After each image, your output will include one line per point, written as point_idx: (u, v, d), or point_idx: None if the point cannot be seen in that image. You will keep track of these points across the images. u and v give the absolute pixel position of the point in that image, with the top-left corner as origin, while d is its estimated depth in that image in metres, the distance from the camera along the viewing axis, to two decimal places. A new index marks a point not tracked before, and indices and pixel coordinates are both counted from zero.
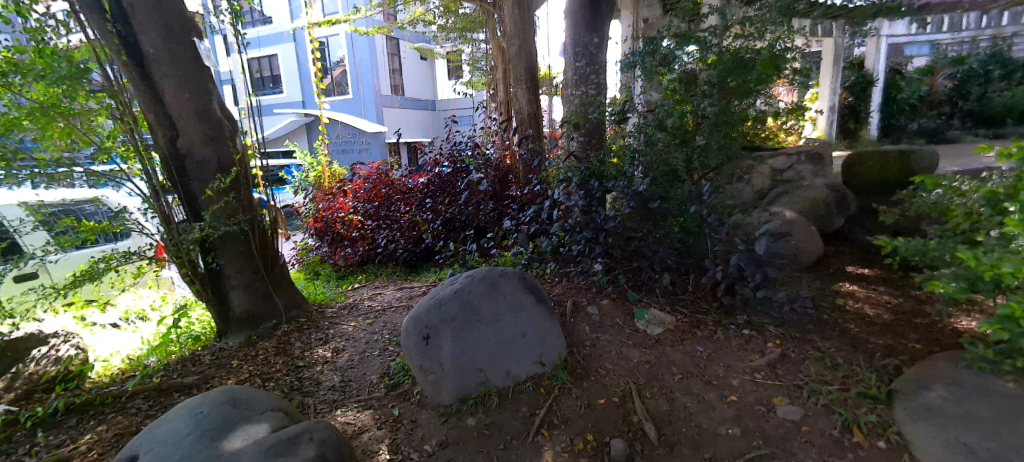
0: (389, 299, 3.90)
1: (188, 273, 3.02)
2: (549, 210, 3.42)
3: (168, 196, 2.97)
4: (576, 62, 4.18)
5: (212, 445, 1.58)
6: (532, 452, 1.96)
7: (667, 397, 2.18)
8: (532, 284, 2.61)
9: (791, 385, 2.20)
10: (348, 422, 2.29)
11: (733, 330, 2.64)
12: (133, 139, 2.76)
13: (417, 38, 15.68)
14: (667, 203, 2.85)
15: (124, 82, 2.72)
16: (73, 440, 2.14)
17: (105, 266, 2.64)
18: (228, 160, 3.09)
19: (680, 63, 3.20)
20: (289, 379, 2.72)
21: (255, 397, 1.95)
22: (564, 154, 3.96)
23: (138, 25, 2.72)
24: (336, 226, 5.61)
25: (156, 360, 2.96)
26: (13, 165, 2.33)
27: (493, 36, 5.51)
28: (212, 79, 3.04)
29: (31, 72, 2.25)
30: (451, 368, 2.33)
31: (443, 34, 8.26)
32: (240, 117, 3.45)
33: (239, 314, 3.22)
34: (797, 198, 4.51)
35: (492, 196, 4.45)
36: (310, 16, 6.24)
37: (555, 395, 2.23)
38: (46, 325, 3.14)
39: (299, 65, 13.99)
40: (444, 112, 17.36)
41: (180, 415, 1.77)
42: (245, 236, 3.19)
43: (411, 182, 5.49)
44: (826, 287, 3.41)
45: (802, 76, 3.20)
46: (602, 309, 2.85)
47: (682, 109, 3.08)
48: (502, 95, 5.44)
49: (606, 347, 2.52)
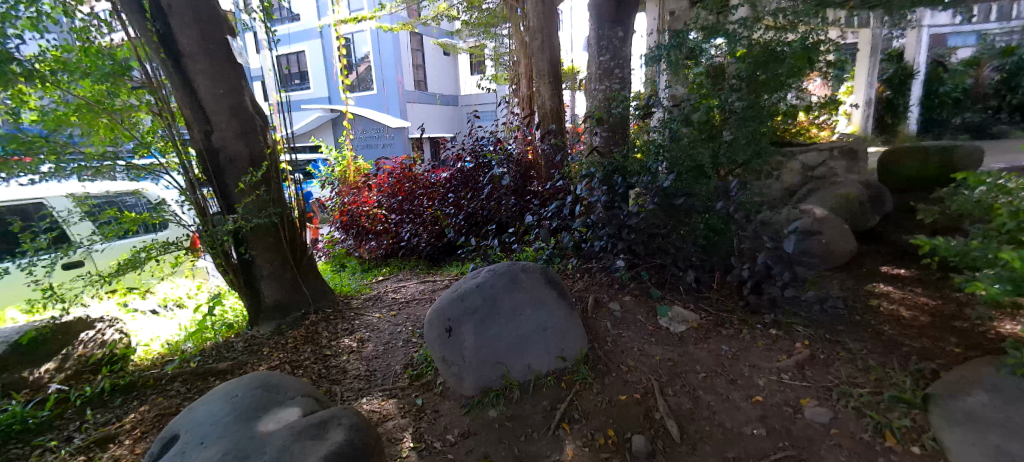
0: (412, 291, 3.97)
1: (222, 263, 3.14)
2: (572, 206, 3.45)
3: (203, 188, 3.10)
4: (599, 56, 4.13)
5: (247, 426, 1.66)
6: (552, 445, 1.98)
7: (690, 395, 2.16)
8: (554, 279, 2.61)
9: (819, 387, 2.15)
10: (373, 410, 2.35)
11: (760, 330, 2.59)
12: (170, 134, 2.91)
13: (440, 34, 15.76)
14: (691, 199, 2.82)
15: (162, 79, 2.87)
16: (119, 419, 2.28)
17: (147, 254, 2.78)
18: (260, 154, 3.19)
19: (708, 57, 3.13)
20: (318, 367, 2.80)
21: (286, 383, 2.01)
22: (587, 150, 3.95)
23: (175, 23, 2.82)
24: (361, 220, 5.72)
25: (193, 346, 3.11)
26: (62, 158, 2.49)
27: (516, 30, 5.49)
28: (244, 75, 3.13)
29: (78, 70, 2.42)
30: (473, 360, 2.36)
31: (468, 29, 8.30)
32: (271, 113, 3.57)
33: (270, 303, 3.32)
34: (830, 195, 4.36)
35: (514, 192, 4.52)
36: (337, 13, 6.36)
37: (576, 390, 2.24)
38: (92, 309, 3.34)
39: (325, 61, 14.32)
40: (467, 107, 17.41)
41: (217, 397, 1.86)
42: (276, 228, 3.29)
43: (434, 177, 5.54)
44: (858, 287, 3.29)
45: (836, 68, 3.09)
46: (625, 305, 2.84)
47: (709, 103, 3.00)
48: (525, 89, 5.41)
49: (628, 344, 2.52)
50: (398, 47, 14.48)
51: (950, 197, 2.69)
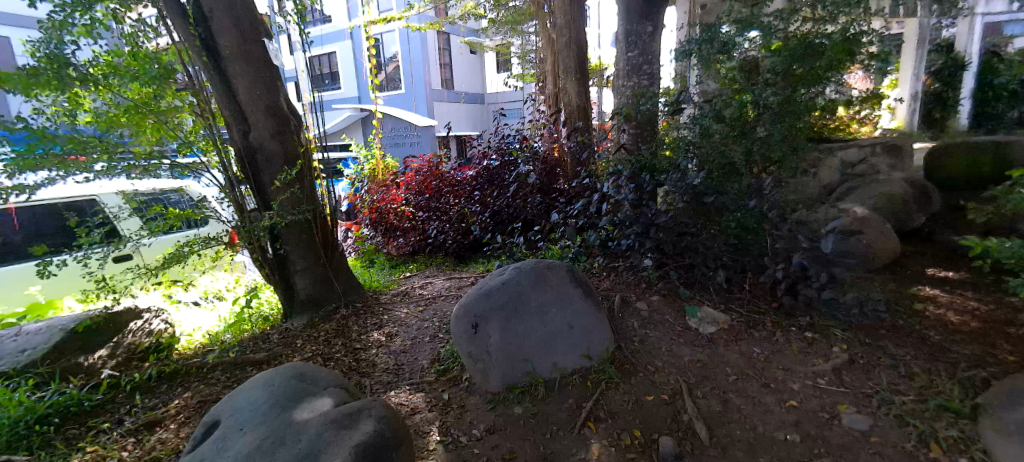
0: (439, 288, 4.03)
1: (259, 258, 3.27)
2: (598, 204, 3.44)
3: (241, 186, 3.23)
4: (628, 52, 4.07)
5: (283, 414, 1.72)
6: (578, 444, 1.97)
7: (720, 398, 2.11)
8: (580, 278, 2.60)
9: (858, 393, 2.07)
10: (401, 403, 2.40)
11: (794, 332, 2.51)
12: (211, 134, 3.03)
13: (466, 32, 15.86)
14: (722, 198, 2.76)
15: (204, 82, 2.99)
16: (165, 404, 2.41)
17: (190, 249, 2.91)
18: (294, 153, 3.29)
19: (741, 51, 3.05)
20: (348, 360, 2.88)
21: (320, 374, 2.08)
22: (614, 147, 3.91)
23: (216, 27, 2.95)
24: (389, 216, 5.82)
25: (231, 336, 3.25)
26: (114, 158, 2.65)
27: (543, 27, 5.47)
28: (279, 76, 3.24)
29: (128, 73, 2.55)
30: (499, 357, 2.37)
31: (495, 27, 8.33)
32: (304, 113, 3.69)
33: (304, 296, 3.44)
34: (871, 193, 4.17)
35: (539, 190, 4.52)
36: (367, 14, 6.49)
37: (602, 389, 2.23)
38: (139, 299, 3.54)
39: (355, 61, 14.65)
40: (493, 105, 17.46)
41: (256, 386, 1.94)
42: (309, 225, 3.40)
43: (460, 175, 5.61)
44: (901, 289, 3.14)
45: (879, 60, 2.94)
46: (652, 304, 2.80)
47: (741, 98, 2.91)
48: (551, 86, 5.39)
49: (655, 344, 2.49)
50: (425, 46, 14.67)
51: (1006, 196, 2.52)
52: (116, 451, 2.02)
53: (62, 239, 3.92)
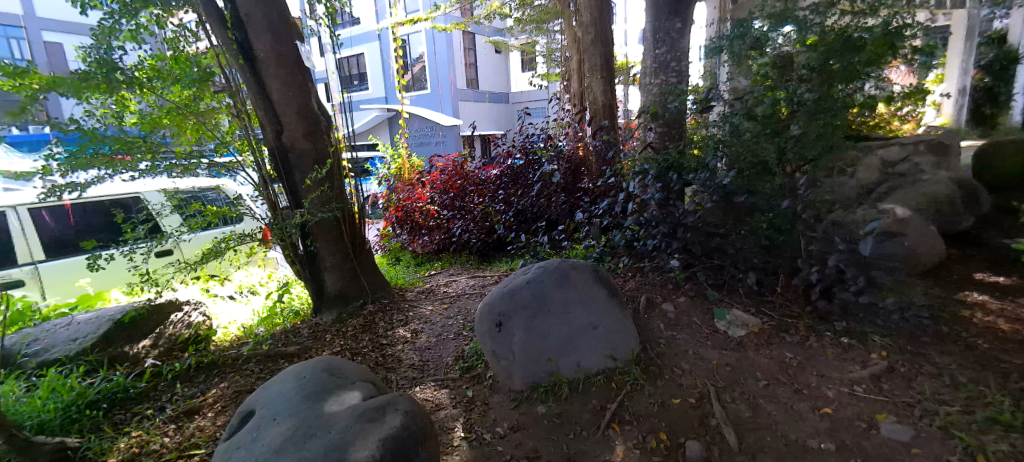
0: (463, 286, 4.07)
1: (291, 254, 3.37)
2: (624, 203, 3.41)
3: (274, 184, 3.36)
4: (656, 49, 4.01)
5: (314, 406, 1.78)
6: (602, 445, 1.96)
7: (750, 403, 2.06)
8: (605, 277, 2.57)
9: (898, 402, 1.98)
10: (426, 398, 2.44)
11: (829, 338, 2.42)
12: (247, 134, 3.17)
13: (491, 32, 15.93)
14: (753, 198, 2.69)
15: (240, 85, 3.12)
16: (203, 393, 2.52)
17: (226, 245, 3.03)
18: (324, 153, 3.38)
19: (775, 46, 2.96)
20: (375, 355, 2.95)
21: (348, 368, 2.13)
22: (641, 146, 3.86)
23: (252, 31, 3.03)
24: (415, 215, 5.91)
25: (265, 330, 3.37)
26: (157, 157, 2.80)
27: (568, 26, 5.44)
28: (310, 78, 3.32)
29: (170, 77, 2.71)
30: (523, 355, 2.38)
31: (520, 27, 8.34)
32: (334, 113, 3.78)
33: (333, 292, 3.53)
34: (913, 194, 3.97)
35: (563, 189, 4.50)
36: (395, 15, 6.59)
37: (627, 390, 2.21)
38: (180, 293, 3.71)
39: (383, 62, 14.92)
40: (518, 105, 17.47)
41: (288, 378, 2.00)
42: (338, 223, 3.48)
43: (484, 174, 5.65)
44: (947, 295, 2.97)
45: (924, 54, 2.80)
46: (679, 306, 2.75)
47: (774, 95, 2.80)
48: (576, 85, 5.36)
49: (682, 346, 2.45)
50: (451, 46, 14.81)
51: None
52: (159, 437, 2.13)
53: (110, 235, 4.15)
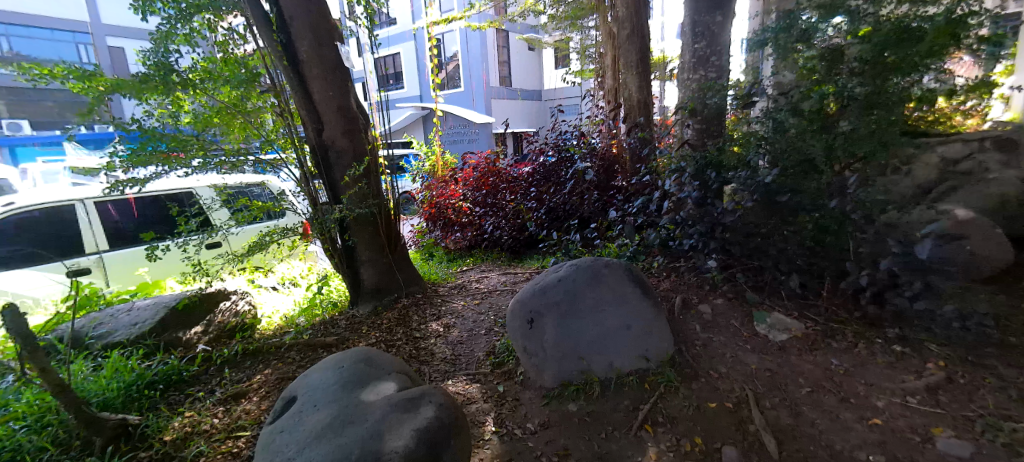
0: (494, 282, 4.10)
1: (329, 248, 3.50)
2: (659, 202, 3.35)
3: (315, 180, 3.48)
4: (694, 44, 3.90)
5: (352, 395, 1.84)
6: (634, 446, 1.94)
7: (792, 410, 1.98)
8: (639, 277, 2.52)
9: (957, 416, 1.85)
10: (458, 391, 2.48)
11: (880, 345, 2.29)
12: (290, 132, 3.30)
13: (524, 29, 15.90)
14: (798, 197, 2.58)
15: (283, 84, 3.25)
16: (248, 378, 2.65)
17: (270, 238, 3.17)
18: (362, 150, 3.47)
19: (823, 38, 2.80)
20: (409, 348, 3.01)
21: (384, 359, 2.19)
22: (678, 143, 3.76)
23: (296, 34, 3.16)
24: (447, 211, 5.99)
25: (305, 320, 3.51)
26: (209, 154, 2.96)
27: (603, 21, 5.37)
28: (350, 77, 3.42)
29: (221, 78, 2.86)
30: (554, 353, 2.38)
31: (555, 23, 8.30)
32: (371, 112, 3.88)
33: (368, 286, 3.64)
34: (977, 194, 3.68)
35: (596, 186, 4.45)
36: (430, 15, 6.68)
37: (661, 392, 2.17)
38: (227, 283, 3.91)
39: (418, 61, 15.19)
40: (551, 102, 17.36)
41: (327, 367, 2.08)
42: (374, 218, 3.58)
43: (516, 171, 5.66)
44: (1014, 303, 2.74)
45: (993, 45, 2.56)
46: (716, 308, 2.68)
47: (822, 90, 2.67)
48: (610, 81, 5.28)
49: (719, 349, 2.38)
50: (484, 45, 14.90)
51: None
52: (209, 418, 2.27)
53: (166, 227, 4.43)
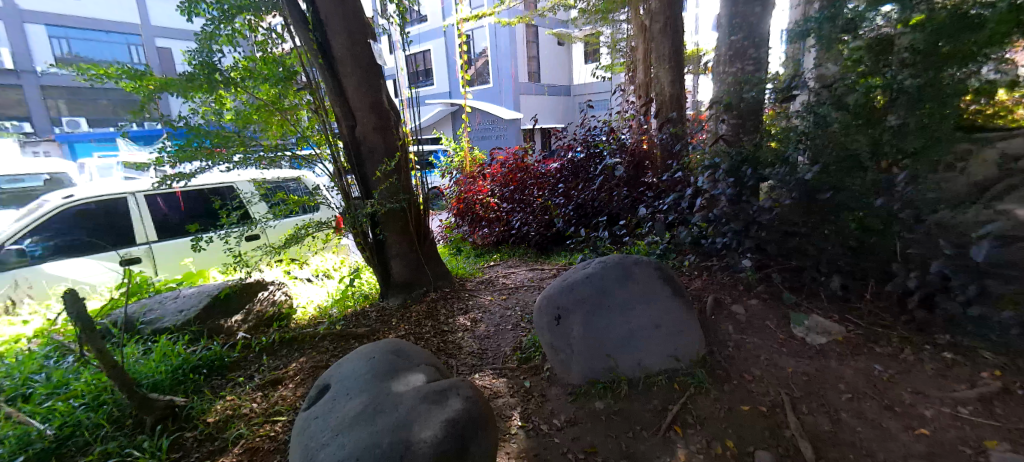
0: (522, 278, 4.11)
1: (361, 242, 3.59)
2: (691, 199, 3.28)
3: (347, 175, 3.57)
4: (731, 36, 3.78)
5: (382, 384, 1.89)
6: (663, 447, 1.91)
7: (830, 417, 1.90)
8: (670, 275, 2.46)
9: (1014, 429, 1.73)
10: (485, 385, 2.51)
11: (929, 352, 2.17)
12: (325, 129, 3.40)
13: (554, 25, 15.77)
14: (841, 195, 2.46)
15: (318, 81, 3.34)
16: (285, 366, 2.76)
17: (305, 231, 3.27)
18: (393, 146, 3.53)
19: (871, 27, 2.65)
20: (437, 341, 3.06)
21: (413, 351, 2.23)
22: (712, 139, 3.65)
23: (330, 33, 3.25)
24: (475, 207, 6.03)
25: (337, 311, 3.62)
26: (249, 149, 3.09)
27: (636, 14, 5.27)
28: (382, 75, 3.48)
29: (261, 77, 2.97)
30: (582, 350, 2.36)
31: (585, 18, 8.20)
32: (402, 108, 3.95)
33: (398, 279, 3.71)
34: None
35: (626, 183, 4.39)
36: (461, 12, 6.72)
37: (690, 393, 2.13)
38: (265, 274, 4.07)
39: (447, 58, 15.33)
40: (580, 98, 17.17)
41: (359, 357, 2.14)
42: (405, 213, 3.64)
43: (544, 167, 5.63)
44: None
45: None
46: (750, 309, 2.61)
47: (868, 83, 2.53)
48: (642, 76, 5.18)
49: (753, 351, 2.32)
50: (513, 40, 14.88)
51: None
52: (248, 402, 2.37)
53: (209, 220, 4.65)
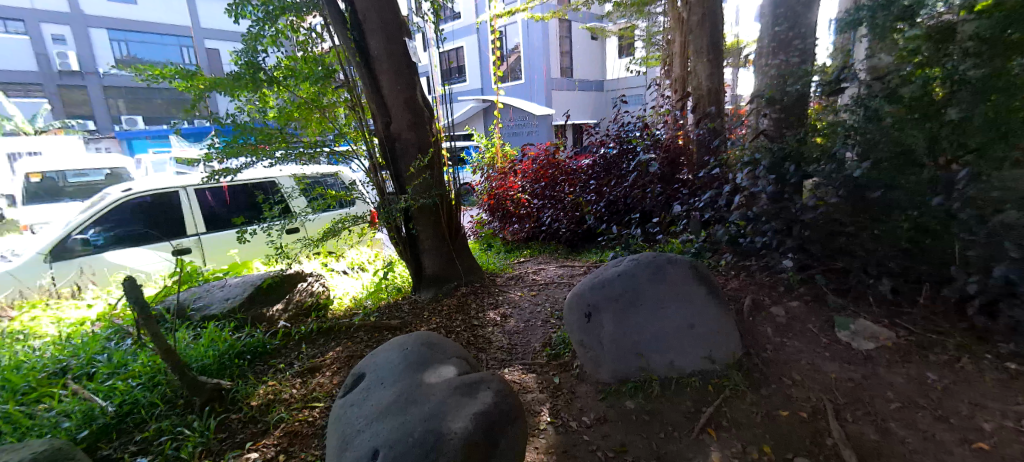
0: (552, 274, 4.10)
1: (395, 236, 3.67)
2: (729, 196, 3.21)
3: (382, 171, 3.66)
4: (775, 27, 3.61)
5: (415, 375, 1.93)
6: (695, 449, 1.87)
7: (877, 426, 1.81)
8: (705, 274, 2.39)
9: None
10: (515, 380, 2.52)
11: (990, 362, 2.03)
12: (361, 126, 3.49)
13: (587, 19, 15.56)
14: (893, 193, 2.33)
15: (355, 79, 3.42)
16: (322, 354, 2.86)
17: (342, 225, 3.38)
18: (426, 142, 3.58)
19: (930, 15, 2.47)
20: (467, 334, 3.10)
21: (445, 343, 2.27)
22: (752, 134, 3.52)
23: (368, 32, 3.33)
24: (506, 203, 6.05)
25: (371, 303, 3.72)
26: (290, 145, 3.22)
27: (673, 6, 5.13)
28: (417, 72, 3.54)
29: (301, 76, 3.07)
30: (612, 348, 2.33)
31: (621, 11, 8.06)
32: (435, 104, 4.00)
33: (430, 273, 3.78)
34: None
35: (660, 179, 4.30)
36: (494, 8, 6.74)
37: (725, 396, 2.08)
38: (304, 266, 4.24)
39: (480, 55, 15.42)
40: (613, 93, 16.88)
41: (393, 347, 2.20)
42: (437, 209, 3.70)
43: (576, 164, 5.59)
44: None
45: None
46: (790, 312, 2.53)
47: (926, 74, 2.35)
48: (678, 69, 5.04)
49: (794, 355, 2.23)
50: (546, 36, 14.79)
51: None
52: (288, 388, 2.48)
53: (253, 213, 4.87)
